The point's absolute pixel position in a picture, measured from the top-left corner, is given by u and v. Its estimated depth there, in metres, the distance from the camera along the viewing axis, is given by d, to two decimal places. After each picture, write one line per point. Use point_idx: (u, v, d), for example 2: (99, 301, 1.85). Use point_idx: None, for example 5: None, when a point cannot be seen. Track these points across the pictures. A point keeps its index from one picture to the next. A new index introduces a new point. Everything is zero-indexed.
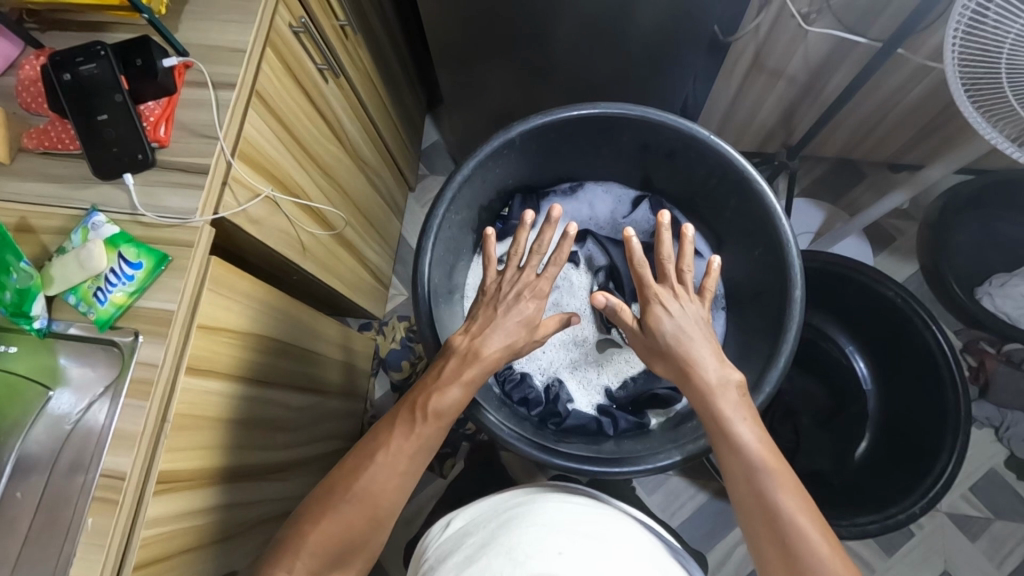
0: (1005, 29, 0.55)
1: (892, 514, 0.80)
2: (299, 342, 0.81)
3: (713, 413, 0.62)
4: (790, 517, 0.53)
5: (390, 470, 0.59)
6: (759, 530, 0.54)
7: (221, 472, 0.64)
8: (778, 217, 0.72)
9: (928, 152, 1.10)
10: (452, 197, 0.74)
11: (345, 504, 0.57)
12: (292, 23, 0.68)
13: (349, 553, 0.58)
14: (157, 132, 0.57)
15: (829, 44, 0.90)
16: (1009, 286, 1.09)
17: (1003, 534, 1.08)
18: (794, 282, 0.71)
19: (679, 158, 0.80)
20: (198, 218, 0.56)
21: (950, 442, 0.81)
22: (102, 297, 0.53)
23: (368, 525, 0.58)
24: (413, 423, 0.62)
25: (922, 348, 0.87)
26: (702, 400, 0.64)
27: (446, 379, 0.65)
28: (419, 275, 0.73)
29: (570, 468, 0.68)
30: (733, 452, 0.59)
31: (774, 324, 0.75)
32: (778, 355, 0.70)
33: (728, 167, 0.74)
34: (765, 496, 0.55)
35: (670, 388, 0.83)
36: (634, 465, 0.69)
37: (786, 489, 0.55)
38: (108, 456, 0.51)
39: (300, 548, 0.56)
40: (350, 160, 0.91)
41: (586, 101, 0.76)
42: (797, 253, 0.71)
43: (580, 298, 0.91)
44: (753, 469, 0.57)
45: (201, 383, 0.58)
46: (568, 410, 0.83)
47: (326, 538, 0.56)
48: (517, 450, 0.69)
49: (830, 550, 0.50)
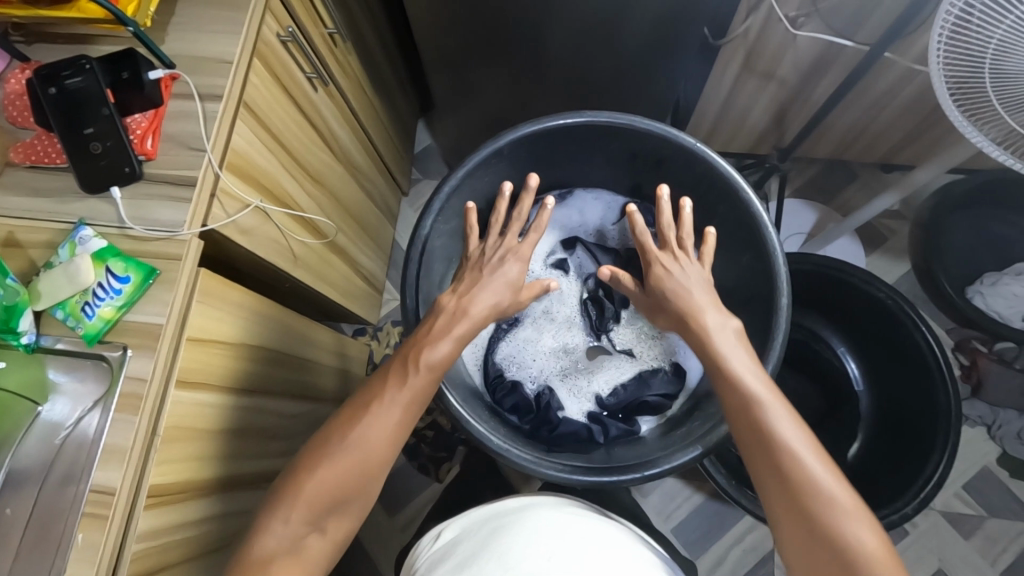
0: (989, 32, 0.55)
1: (884, 515, 0.80)
2: (291, 350, 0.81)
3: (716, 357, 0.62)
4: (792, 449, 0.53)
5: (385, 419, 0.59)
6: (760, 465, 0.55)
7: (214, 483, 0.63)
8: (764, 224, 0.72)
9: (920, 152, 1.10)
10: (440, 208, 0.74)
11: (340, 455, 0.57)
12: (278, 32, 0.68)
13: (344, 507, 0.57)
14: (144, 145, 0.57)
15: (817, 47, 0.90)
16: (1001, 284, 1.09)
17: (997, 531, 1.09)
18: (781, 291, 0.71)
19: (668, 166, 0.80)
20: (185, 230, 0.56)
21: (942, 443, 0.81)
22: (89, 311, 0.53)
23: (363, 479, 0.58)
24: (406, 375, 0.62)
25: (913, 349, 0.87)
26: (707, 348, 0.64)
27: (436, 335, 0.66)
28: (408, 284, 0.73)
29: (564, 477, 0.68)
30: (734, 394, 0.59)
31: (762, 329, 0.75)
32: (773, 339, 0.70)
33: (714, 174, 0.75)
34: (769, 430, 0.55)
35: (660, 396, 0.83)
36: (630, 474, 0.68)
37: (789, 423, 0.55)
38: (98, 472, 0.51)
39: (294, 498, 0.56)
40: (341, 168, 0.91)
41: (573, 110, 0.76)
42: (783, 259, 0.72)
43: (571, 305, 0.91)
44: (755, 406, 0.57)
45: (191, 395, 0.58)
46: (560, 417, 0.82)
47: (320, 490, 0.56)
48: (508, 461, 0.69)
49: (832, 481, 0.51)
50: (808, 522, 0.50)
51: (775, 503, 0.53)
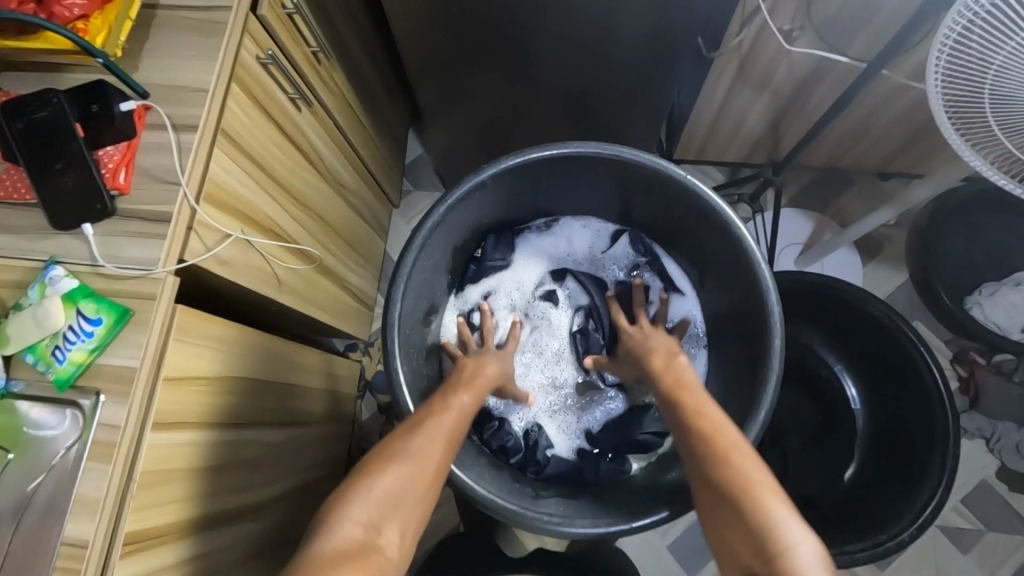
0: (989, 57, 0.53)
1: (882, 541, 0.79)
2: (277, 377, 0.79)
3: (675, 396, 0.67)
4: (738, 472, 0.57)
5: (442, 427, 0.65)
6: (708, 491, 0.59)
7: (195, 524, 0.62)
8: (753, 254, 0.70)
9: (917, 161, 1.08)
10: (422, 243, 0.72)
11: (410, 456, 0.61)
12: (258, 55, 0.66)
13: (410, 507, 0.59)
14: (117, 179, 0.55)
15: (812, 59, 0.88)
16: (1000, 295, 1.06)
17: (995, 544, 1.08)
18: (772, 331, 0.70)
19: (656, 194, 0.78)
20: (160, 269, 0.54)
21: (938, 470, 0.81)
22: (59, 355, 0.51)
23: (428, 480, 0.61)
24: (452, 395, 0.69)
25: (911, 370, 0.86)
26: (669, 386, 0.69)
27: (462, 380, 0.71)
28: (390, 325, 0.70)
29: (552, 527, 0.66)
30: (687, 429, 0.64)
31: (756, 356, 0.73)
32: (750, 421, 0.68)
33: (704, 207, 0.73)
34: (714, 459, 0.59)
35: (652, 434, 0.83)
36: (618, 524, 0.67)
37: (740, 449, 0.59)
38: (69, 525, 0.49)
39: (368, 493, 0.58)
40: (328, 187, 0.89)
41: (559, 140, 0.74)
42: (774, 290, 0.70)
43: (559, 337, 0.90)
44: (702, 435, 0.62)
45: (169, 437, 0.56)
46: (547, 457, 0.82)
47: (390, 487, 0.59)
48: (495, 512, 0.67)
49: (779, 505, 0.54)
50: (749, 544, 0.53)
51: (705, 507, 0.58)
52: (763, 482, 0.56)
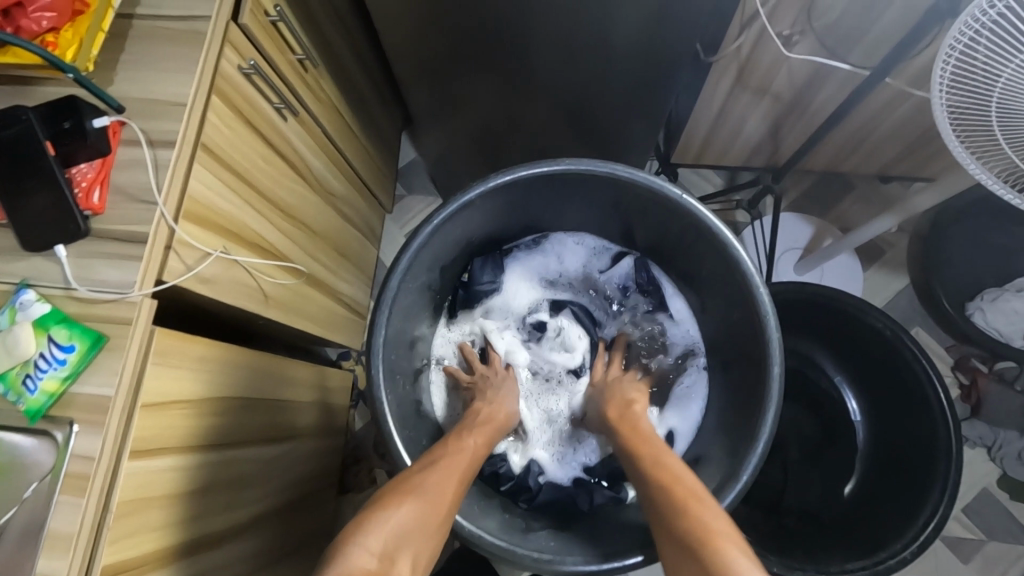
0: (996, 70, 0.51)
1: (882, 559, 0.78)
2: (266, 394, 0.77)
3: (634, 452, 0.67)
4: (698, 521, 0.56)
5: (455, 468, 0.65)
6: (671, 545, 0.57)
7: (180, 550, 0.60)
8: (750, 275, 0.69)
9: (919, 165, 1.06)
10: (407, 267, 0.70)
11: (426, 491, 0.61)
12: (240, 64, 0.63)
13: (424, 542, 0.58)
14: (90, 200, 0.53)
15: (812, 64, 0.86)
16: (1002, 301, 1.04)
17: (996, 555, 1.07)
18: (772, 357, 0.68)
19: (652, 213, 0.76)
20: (136, 292, 0.52)
21: (941, 486, 0.79)
22: (31, 385, 0.50)
23: (442, 516, 0.60)
24: (463, 436, 0.69)
25: (913, 384, 0.85)
26: (630, 440, 0.69)
27: (481, 421, 0.72)
28: (373, 354, 0.68)
29: (544, 565, 0.66)
30: (647, 483, 0.63)
31: (756, 374, 0.71)
32: (750, 456, 0.67)
33: (701, 227, 0.71)
34: (673, 510, 0.58)
35: None
36: (610, 562, 0.65)
37: (700, 499, 0.59)
38: (42, 560, 0.48)
39: (383, 522, 0.56)
40: (317, 198, 0.87)
41: (549, 156, 0.72)
42: (772, 311, 0.68)
43: (551, 358, 0.88)
44: (661, 489, 0.61)
45: (148, 463, 0.54)
46: (539, 484, 0.80)
47: (405, 518, 0.58)
48: (480, 547, 0.66)
49: (738, 553, 0.52)
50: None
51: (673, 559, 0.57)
52: (722, 530, 0.55)
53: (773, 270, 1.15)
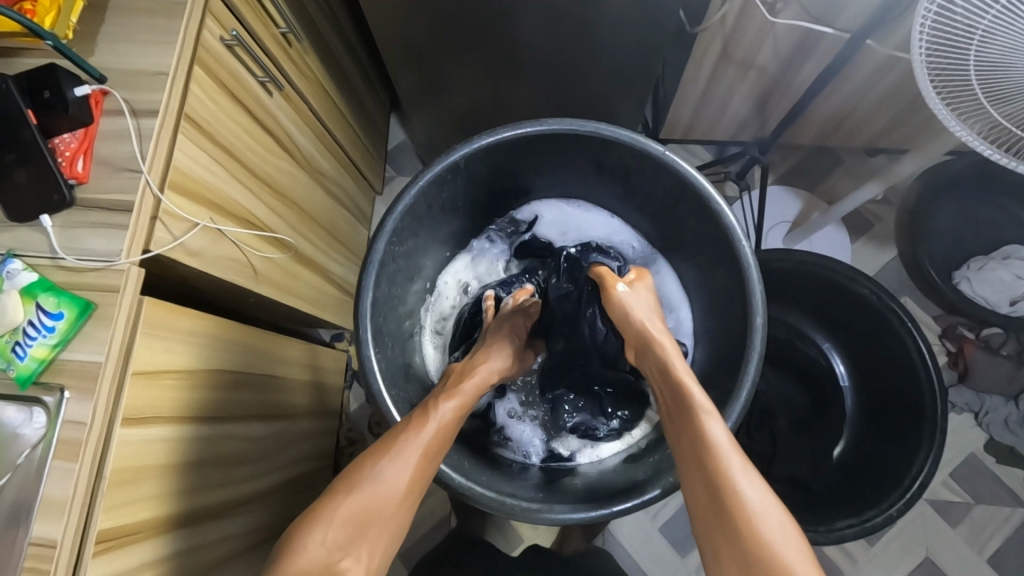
0: (974, 21, 0.52)
1: (869, 517, 0.80)
2: (259, 370, 0.78)
3: (682, 425, 0.63)
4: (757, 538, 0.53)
5: (413, 447, 0.63)
6: (713, 539, 0.56)
7: (179, 517, 0.61)
8: (735, 236, 0.70)
9: (906, 137, 1.06)
10: (393, 230, 0.71)
11: (378, 478, 0.60)
12: (222, 36, 0.63)
13: (377, 528, 0.59)
14: (74, 168, 0.53)
15: (796, 34, 0.86)
16: (987, 270, 1.05)
17: (983, 519, 1.08)
18: (754, 309, 0.68)
19: (634, 177, 0.78)
20: (123, 260, 0.52)
21: (927, 444, 0.81)
22: (20, 352, 0.50)
23: (399, 502, 0.61)
24: (428, 410, 0.67)
25: (899, 348, 0.86)
26: (680, 411, 0.64)
27: (449, 390, 0.70)
28: (361, 313, 0.69)
29: (531, 514, 0.66)
30: (700, 474, 0.58)
31: (740, 324, 0.72)
32: (733, 402, 0.68)
33: (685, 185, 0.72)
34: (729, 502, 0.55)
35: (614, 445, 0.82)
36: (599, 509, 0.66)
37: (752, 489, 0.56)
38: (37, 525, 0.48)
39: (334, 515, 0.58)
40: (306, 176, 0.86)
41: (531, 119, 0.73)
42: (755, 266, 0.69)
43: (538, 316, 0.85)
44: (713, 473, 0.57)
45: (142, 432, 0.55)
46: (502, 425, 0.85)
47: (355, 510, 0.59)
48: (472, 499, 0.67)
49: (797, 555, 0.52)
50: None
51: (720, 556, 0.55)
52: (778, 526, 0.54)
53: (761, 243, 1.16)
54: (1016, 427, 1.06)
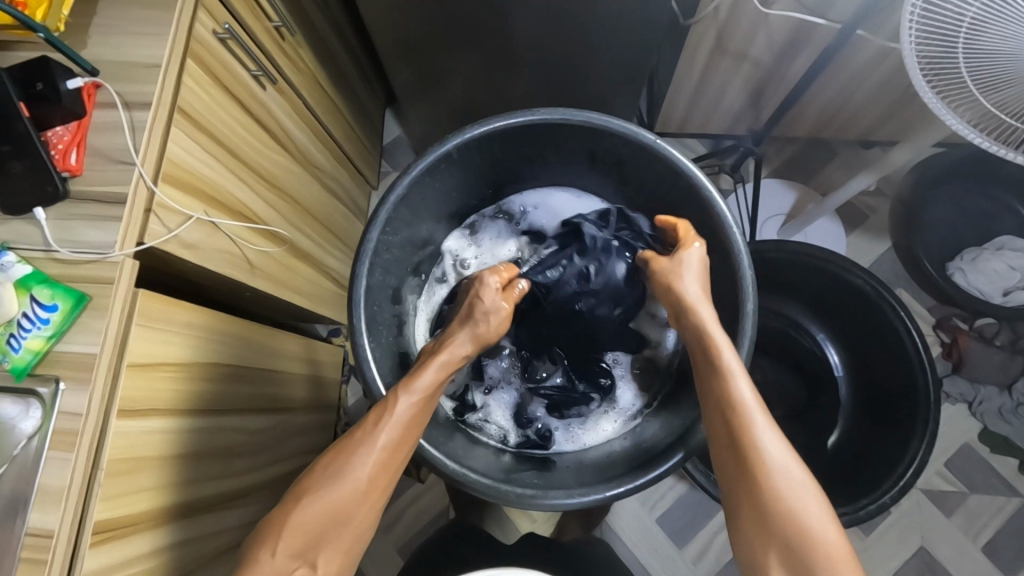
0: (963, 9, 0.52)
1: (863, 505, 0.80)
2: (255, 363, 0.78)
3: (708, 382, 0.64)
4: (776, 495, 0.56)
5: (366, 450, 0.62)
6: (734, 490, 0.60)
7: (176, 509, 0.61)
8: (728, 224, 0.70)
9: (899, 129, 1.06)
10: (386, 220, 0.71)
11: (332, 484, 0.61)
12: (214, 29, 0.63)
13: (335, 533, 0.60)
14: (67, 161, 0.54)
15: (789, 26, 0.86)
16: (982, 262, 1.04)
17: (978, 508, 1.08)
18: (746, 295, 0.69)
19: (627, 165, 0.78)
20: (118, 252, 0.52)
21: (920, 432, 0.82)
22: (15, 344, 0.51)
23: (353, 508, 0.61)
24: (385, 406, 0.65)
25: (892, 336, 0.87)
26: (705, 370, 0.65)
27: (420, 367, 0.69)
28: (355, 301, 0.70)
29: (526, 500, 0.66)
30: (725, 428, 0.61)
31: (732, 310, 0.72)
32: None
33: (677, 174, 0.72)
34: (751, 460, 0.58)
35: (588, 440, 0.83)
36: (593, 494, 0.66)
37: (774, 447, 0.59)
38: (34, 514, 0.48)
39: (284, 526, 0.59)
40: (300, 169, 0.86)
41: (523, 109, 0.73)
42: (746, 252, 0.70)
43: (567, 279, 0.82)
44: (740, 429, 0.60)
45: (138, 423, 0.55)
46: (481, 405, 0.86)
47: (305, 521, 0.59)
48: (467, 486, 0.67)
49: (814, 507, 0.56)
50: (780, 548, 0.56)
51: (737, 504, 0.59)
52: (798, 482, 0.57)
53: (756, 236, 1.16)
54: (1010, 416, 1.06)
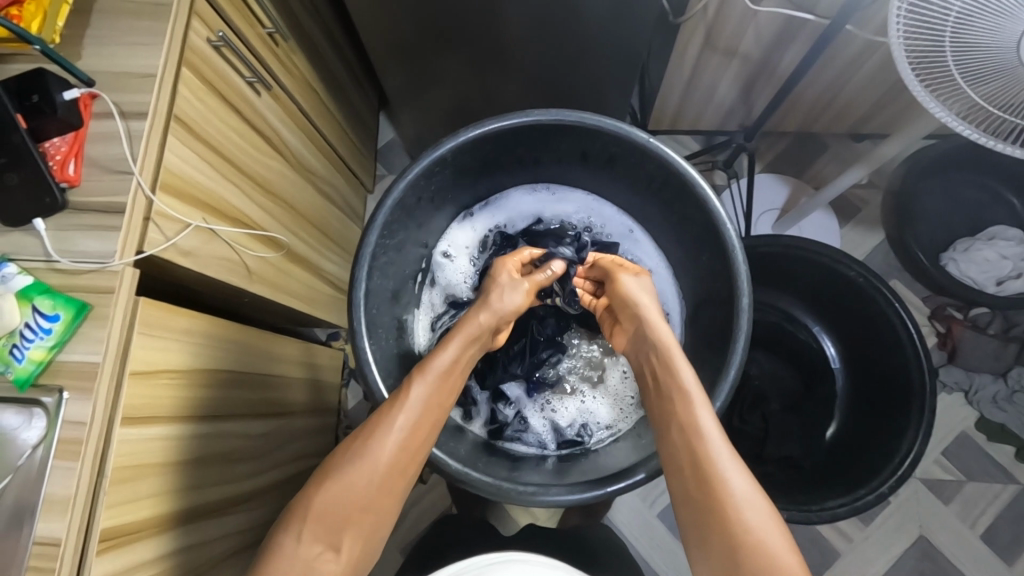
0: (948, 4, 0.53)
1: (861, 496, 0.81)
2: (255, 368, 0.78)
3: (669, 411, 0.66)
4: (744, 529, 0.56)
5: (390, 432, 0.64)
6: (699, 534, 0.59)
7: (178, 516, 0.61)
8: (721, 221, 0.71)
9: (889, 121, 1.07)
10: (384, 222, 0.72)
11: (355, 466, 0.63)
12: (208, 37, 0.63)
13: (360, 515, 0.61)
14: (66, 171, 0.54)
15: (777, 23, 0.87)
16: (974, 251, 1.06)
17: (975, 495, 1.09)
18: (741, 289, 0.70)
19: (620, 163, 0.78)
20: (117, 261, 0.53)
21: (916, 421, 0.83)
22: (18, 354, 0.51)
23: (375, 489, 0.62)
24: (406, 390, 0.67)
25: (886, 327, 0.88)
26: (661, 396, 0.68)
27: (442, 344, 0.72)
28: (355, 305, 0.70)
29: (528, 497, 0.67)
30: (689, 453, 0.62)
31: (726, 301, 0.73)
32: (722, 383, 0.69)
33: (670, 171, 0.73)
34: (714, 490, 0.59)
35: (619, 424, 0.85)
36: (593, 490, 0.67)
37: (738, 479, 0.59)
38: (41, 524, 0.49)
39: (309, 511, 0.60)
40: (295, 173, 0.86)
41: (517, 110, 0.74)
42: (738, 246, 0.71)
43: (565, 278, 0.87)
44: (705, 462, 0.61)
45: (141, 430, 0.55)
46: (512, 418, 0.86)
47: (333, 503, 0.61)
48: (468, 486, 0.68)
49: (773, 534, 0.56)
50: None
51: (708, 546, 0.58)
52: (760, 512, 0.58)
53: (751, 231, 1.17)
54: (1004, 403, 1.07)
